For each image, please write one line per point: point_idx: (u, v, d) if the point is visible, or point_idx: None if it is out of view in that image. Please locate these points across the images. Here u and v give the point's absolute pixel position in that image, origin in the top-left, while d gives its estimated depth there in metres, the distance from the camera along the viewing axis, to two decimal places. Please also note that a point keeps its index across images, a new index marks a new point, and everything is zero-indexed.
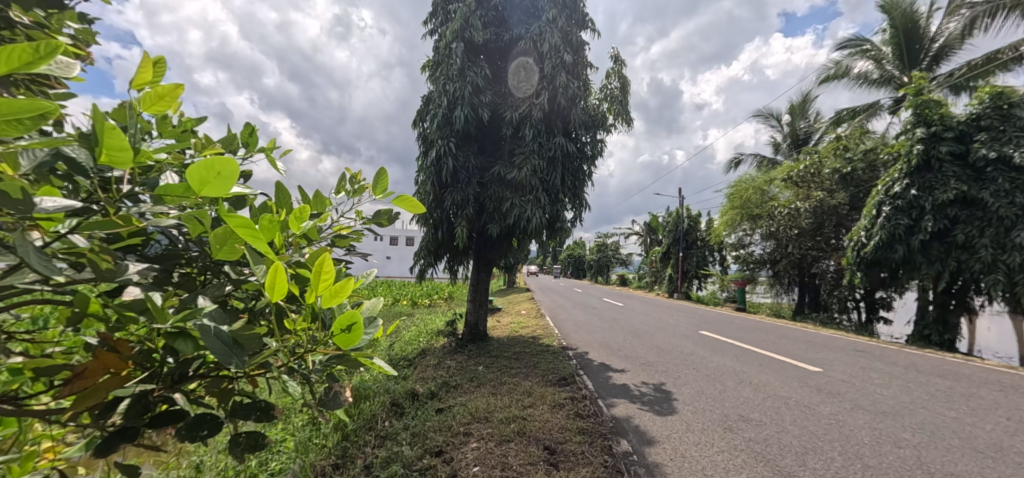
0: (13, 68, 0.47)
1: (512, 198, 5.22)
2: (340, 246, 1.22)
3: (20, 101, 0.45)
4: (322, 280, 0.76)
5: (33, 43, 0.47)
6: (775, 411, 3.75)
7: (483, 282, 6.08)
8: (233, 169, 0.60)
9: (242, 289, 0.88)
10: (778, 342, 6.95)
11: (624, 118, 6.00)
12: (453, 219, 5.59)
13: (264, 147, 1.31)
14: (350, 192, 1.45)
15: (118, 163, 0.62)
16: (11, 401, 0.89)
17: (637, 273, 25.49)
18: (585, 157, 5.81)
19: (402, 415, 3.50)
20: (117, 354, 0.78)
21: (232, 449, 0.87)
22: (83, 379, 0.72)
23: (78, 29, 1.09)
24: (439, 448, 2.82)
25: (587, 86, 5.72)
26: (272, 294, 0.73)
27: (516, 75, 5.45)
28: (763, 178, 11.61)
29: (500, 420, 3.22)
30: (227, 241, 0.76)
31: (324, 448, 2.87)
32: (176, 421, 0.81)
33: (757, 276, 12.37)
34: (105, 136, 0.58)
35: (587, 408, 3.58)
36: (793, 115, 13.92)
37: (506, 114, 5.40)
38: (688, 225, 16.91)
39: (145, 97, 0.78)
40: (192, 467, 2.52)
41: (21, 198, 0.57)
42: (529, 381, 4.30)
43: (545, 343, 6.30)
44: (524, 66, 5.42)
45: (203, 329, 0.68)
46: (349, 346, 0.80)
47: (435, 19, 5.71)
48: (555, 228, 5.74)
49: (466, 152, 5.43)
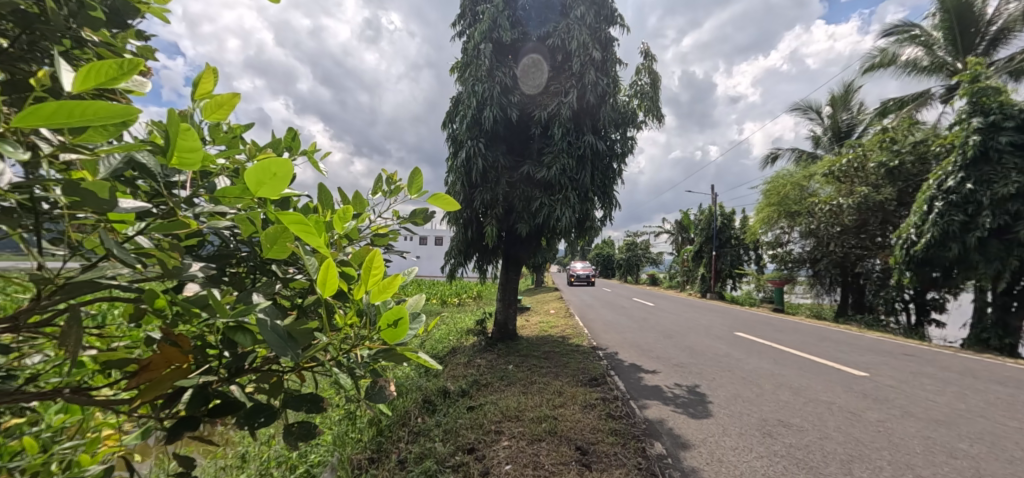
0: (99, 82, 0.56)
1: (542, 198, 5.26)
2: (379, 245, 1.26)
3: (115, 104, 0.49)
4: (372, 275, 0.79)
5: (115, 60, 0.55)
6: (817, 416, 3.61)
7: (512, 281, 6.12)
8: (287, 169, 0.65)
9: (290, 287, 0.92)
10: (820, 344, 6.65)
11: (655, 114, 5.90)
12: (482, 218, 5.67)
13: (306, 151, 1.36)
14: (387, 192, 1.49)
15: (188, 165, 0.65)
16: (76, 391, 0.96)
17: (668, 272, 24.96)
18: (615, 154, 5.74)
19: (435, 411, 3.56)
20: (179, 348, 0.83)
21: (286, 438, 0.91)
22: (148, 371, 0.79)
23: (139, 46, 1.16)
24: (472, 445, 2.87)
25: (617, 82, 5.66)
26: (323, 290, 0.75)
27: (536, 70, 5.48)
28: (803, 174, 11.14)
29: (532, 419, 3.24)
30: (278, 239, 0.80)
31: (361, 441, 2.97)
32: (232, 412, 0.84)
33: (795, 276, 11.88)
34: (179, 138, 0.62)
35: (619, 409, 3.55)
36: (834, 106, 13.32)
37: (535, 113, 5.40)
38: (721, 223, 16.46)
39: (206, 105, 0.83)
40: (239, 457, 2.73)
41: (107, 200, 0.61)
42: (560, 381, 4.30)
43: (574, 343, 6.28)
44: (539, 62, 5.47)
45: (261, 323, 0.71)
46: (396, 341, 0.82)
47: (464, 21, 5.77)
48: (585, 227, 5.74)
49: (496, 152, 5.45)
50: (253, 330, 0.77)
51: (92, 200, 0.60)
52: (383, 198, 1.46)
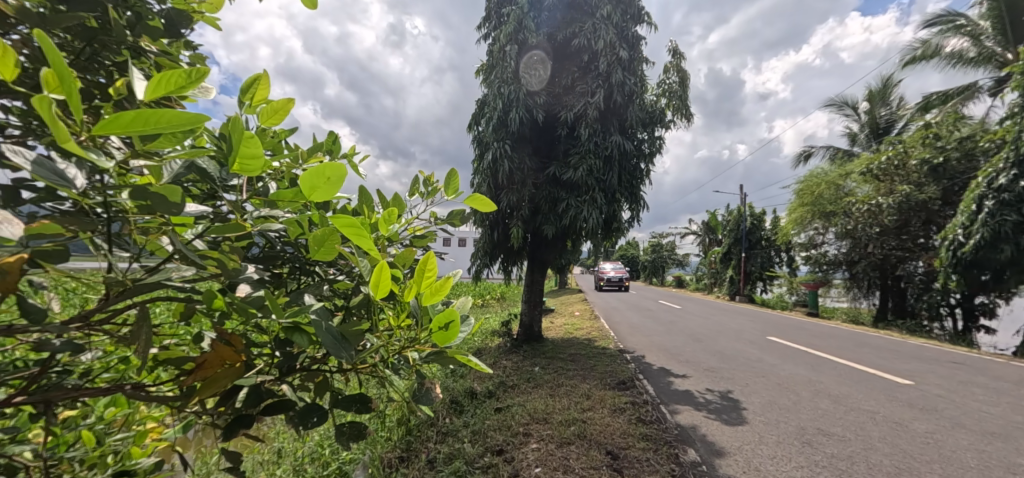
0: (170, 90, 0.59)
1: (569, 199, 5.23)
2: (419, 246, 1.26)
3: (187, 113, 0.51)
4: (425, 278, 0.80)
5: (185, 70, 0.57)
6: (860, 425, 3.44)
7: (538, 283, 6.10)
8: (342, 173, 0.66)
9: (336, 288, 0.93)
10: (860, 350, 6.36)
11: (683, 113, 5.78)
12: (508, 220, 5.66)
13: (346, 154, 1.38)
14: (424, 194, 1.50)
15: (249, 171, 0.67)
16: (133, 387, 0.99)
17: (694, 274, 24.41)
18: (643, 155, 5.65)
19: (462, 412, 3.56)
20: (232, 347, 0.85)
21: (338, 437, 0.92)
22: (204, 369, 0.81)
23: (191, 54, 1.21)
24: (500, 447, 2.86)
25: (644, 82, 5.58)
26: (376, 293, 0.76)
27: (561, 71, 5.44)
28: (838, 172, 10.69)
29: (560, 422, 3.21)
30: (325, 242, 0.80)
31: (390, 440, 3.01)
32: (286, 411, 0.85)
33: (831, 278, 11.41)
34: (243, 146, 0.64)
35: (649, 414, 3.48)
36: (872, 102, 12.73)
37: (561, 114, 5.36)
38: (751, 224, 15.98)
39: (263, 112, 0.86)
40: (274, 452, 2.82)
41: (177, 203, 0.64)
42: (587, 384, 4.25)
43: (600, 346, 6.20)
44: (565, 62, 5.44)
45: (316, 324, 0.72)
46: (446, 344, 0.81)
47: (489, 24, 5.79)
48: (612, 228, 5.68)
49: (522, 153, 5.44)
50: (309, 331, 0.78)
51: (162, 204, 0.62)
52: (421, 200, 1.46)
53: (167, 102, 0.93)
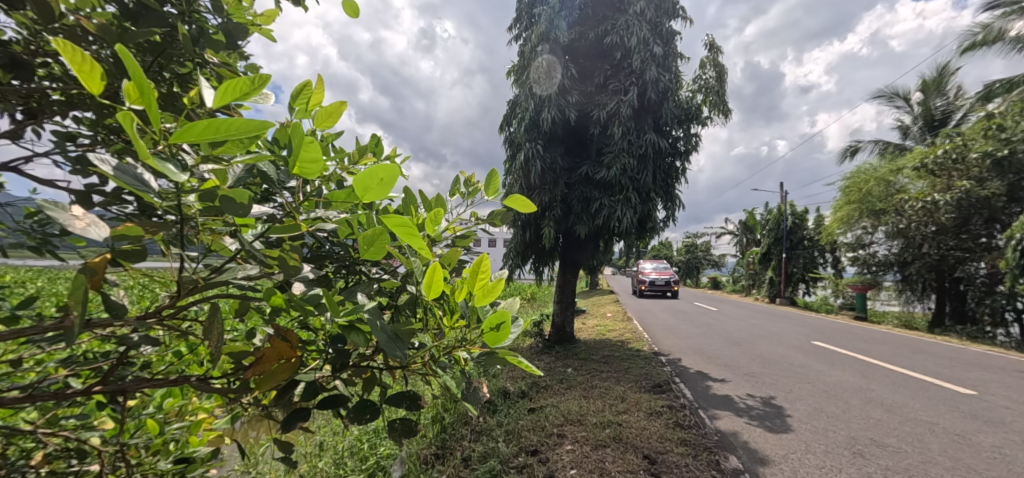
0: (236, 96, 0.62)
1: (602, 199, 5.17)
2: (461, 246, 1.27)
3: (254, 121, 0.54)
4: (478, 279, 0.81)
5: (250, 77, 0.60)
6: (918, 437, 3.23)
7: (571, 283, 6.05)
8: (394, 175, 0.67)
9: (385, 288, 0.94)
10: (915, 357, 5.97)
11: (721, 109, 5.60)
12: (541, 220, 5.64)
13: (390, 156, 1.40)
14: (465, 194, 1.52)
15: (308, 174, 0.70)
16: (196, 379, 1.05)
17: (731, 276, 23.63)
18: (678, 152, 5.52)
19: (496, 412, 3.57)
20: (289, 343, 0.88)
21: (390, 434, 0.94)
22: (262, 363, 0.84)
23: (247, 64, 1.27)
24: (535, 447, 2.85)
25: (679, 78, 5.45)
26: (429, 294, 0.77)
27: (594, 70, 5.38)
28: (889, 168, 10.08)
29: (594, 424, 3.17)
30: (375, 241, 0.81)
31: (425, 438, 3.06)
32: (341, 406, 0.88)
33: (881, 280, 10.79)
34: (303, 150, 0.66)
35: (687, 418, 3.38)
36: (926, 92, 11.94)
37: (593, 113, 5.29)
38: (793, 223, 15.31)
39: (317, 116, 0.90)
40: (315, 445, 2.93)
41: (244, 205, 0.67)
42: (622, 386, 4.18)
43: (634, 348, 6.09)
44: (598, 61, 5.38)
45: (372, 323, 0.74)
46: (497, 344, 0.82)
47: (520, 24, 5.79)
48: (646, 228, 5.57)
49: (554, 153, 5.42)
50: (364, 329, 0.80)
51: (231, 206, 0.66)
52: (462, 200, 1.48)
53: (228, 111, 0.98)
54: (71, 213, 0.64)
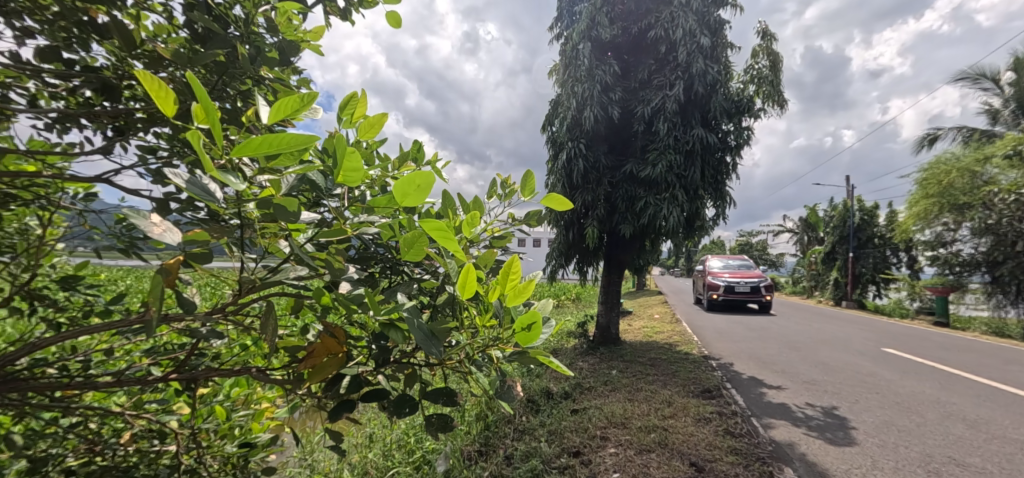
0: (288, 114, 0.68)
1: (647, 197, 5.06)
2: (498, 247, 1.30)
3: (301, 135, 0.59)
4: (510, 280, 0.84)
5: (300, 95, 0.66)
6: (1006, 458, 2.94)
7: (615, 284, 5.97)
8: (429, 181, 0.71)
9: (425, 289, 0.99)
10: (1005, 367, 5.39)
11: (775, 99, 5.32)
12: (584, 220, 5.59)
13: (430, 161, 1.46)
14: (502, 196, 1.55)
15: (351, 182, 0.75)
16: (256, 370, 1.15)
17: (790, 276, 22.30)
18: (728, 147, 5.31)
19: (539, 411, 3.59)
20: (336, 339, 0.95)
21: (427, 428, 0.99)
22: (313, 357, 0.91)
23: (300, 79, 1.36)
24: (577, 449, 2.85)
25: (729, 69, 5.23)
26: (463, 294, 0.81)
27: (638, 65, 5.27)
28: (974, 157, 9.14)
29: (639, 428, 3.12)
30: (415, 243, 0.86)
31: (469, 434, 3.13)
32: (382, 399, 0.94)
33: (965, 282, 9.81)
34: (346, 160, 0.71)
35: (739, 426, 3.25)
36: (1020, 72, 10.70)
37: (637, 110, 5.19)
38: (860, 220, 14.23)
39: (361, 126, 0.97)
40: (366, 436, 3.08)
41: (295, 212, 0.73)
42: (668, 390, 4.07)
43: (682, 351, 5.92)
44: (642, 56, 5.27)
45: (410, 322, 0.78)
46: (529, 344, 0.83)
47: (561, 23, 5.77)
48: (694, 227, 5.40)
49: (597, 152, 5.36)
50: (403, 327, 0.85)
51: (283, 213, 0.72)
52: (499, 201, 1.51)
53: (283, 123, 1.07)
54: (151, 220, 0.72)
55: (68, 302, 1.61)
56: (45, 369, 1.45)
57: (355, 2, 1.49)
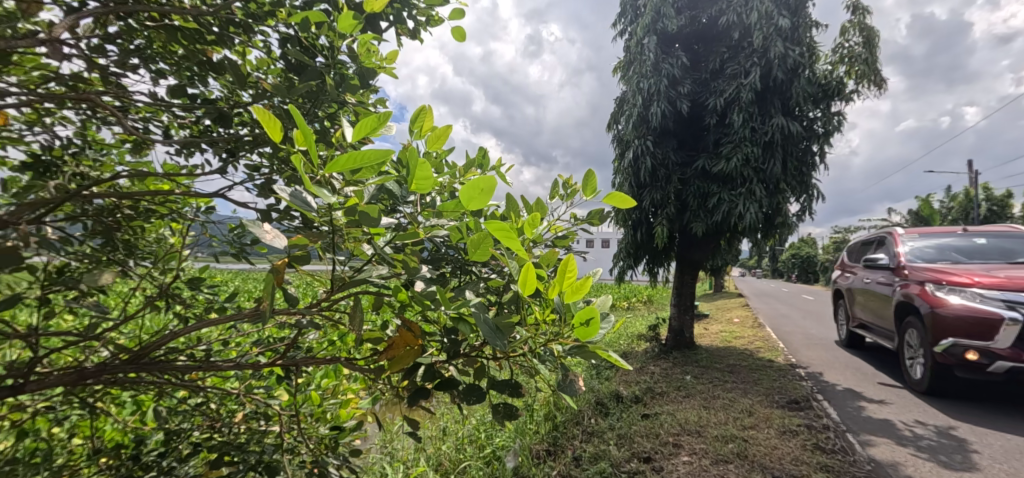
0: (368, 132, 0.78)
1: (721, 193, 4.82)
2: (561, 246, 1.34)
3: (379, 151, 0.68)
4: (566, 278, 0.88)
5: (377, 114, 0.75)
6: None
7: (687, 286, 5.73)
8: (492, 185, 0.78)
9: (492, 287, 1.05)
10: None
11: (870, 80, 4.82)
12: (653, 219, 5.43)
13: (494, 165, 1.54)
14: (564, 196, 1.59)
15: (423, 190, 0.83)
16: (345, 361, 1.29)
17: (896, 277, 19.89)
18: (813, 136, 4.91)
19: (608, 414, 3.55)
20: (412, 333, 1.04)
21: (495, 417, 1.05)
22: (393, 349, 1.01)
23: (378, 98, 1.51)
24: (648, 454, 2.80)
25: (813, 50, 4.84)
26: (524, 291, 0.86)
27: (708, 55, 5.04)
28: None
29: (715, 437, 2.99)
30: (480, 244, 0.92)
31: (538, 433, 3.18)
32: (453, 388, 1.02)
33: None
34: (417, 170, 0.80)
35: (830, 442, 3.00)
36: None
37: (708, 102, 4.96)
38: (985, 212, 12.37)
39: (430, 138, 1.06)
40: (440, 429, 3.24)
41: (375, 218, 0.83)
42: (748, 399, 3.84)
43: (764, 358, 5.54)
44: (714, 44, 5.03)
45: (476, 316, 0.85)
46: (588, 339, 0.87)
47: (625, 19, 5.66)
48: (775, 223, 5.05)
49: (665, 148, 5.19)
50: (470, 321, 0.92)
51: (367, 219, 0.82)
52: (561, 202, 1.55)
53: (364, 140, 1.19)
54: (263, 228, 0.85)
55: (194, 300, 1.89)
56: (177, 355, 1.72)
57: (424, 22, 1.61)
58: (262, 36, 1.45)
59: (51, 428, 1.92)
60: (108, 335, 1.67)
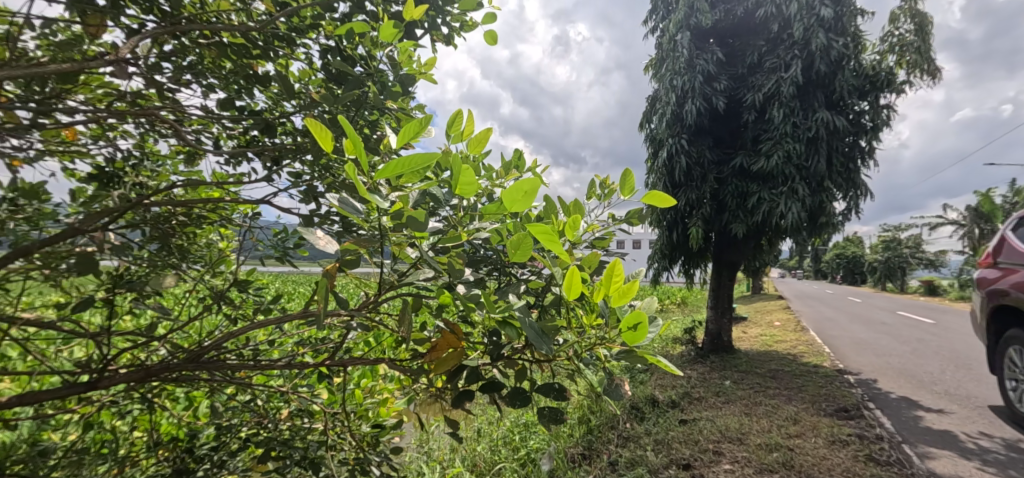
0: (413, 137, 0.79)
1: (761, 192, 4.65)
2: (601, 247, 1.33)
3: (427, 157, 0.69)
4: (613, 282, 0.87)
5: (421, 119, 0.77)
6: None
7: (725, 287, 5.56)
8: (535, 187, 0.77)
9: (533, 290, 1.05)
10: None
11: (923, 69, 4.55)
12: (688, 220, 5.29)
13: (530, 167, 1.53)
14: (601, 197, 1.57)
15: (467, 193, 0.84)
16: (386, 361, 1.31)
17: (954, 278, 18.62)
18: (861, 130, 4.67)
19: (644, 419, 3.48)
20: (455, 335, 1.05)
21: (541, 420, 1.05)
22: (437, 351, 1.02)
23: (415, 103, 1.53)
24: (687, 461, 2.72)
25: (859, 40, 4.60)
26: (570, 294, 0.85)
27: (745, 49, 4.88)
28: None
29: (758, 446, 2.88)
30: (521, 246, 0.91)
31: (572, 436, 3.15)
32: (496, 391, 1.02)
33: None
34: (461, 175, 0.80)
35: (885, 453, 2.83)
36: None
37: (746, 98, 4.80)
38: None
39: (470, 142, 1.07)
40: (475, 430, 3.27)
41: (421, 223, 0.84)
42: (792, 406, 3.68)
43: (809, 363, 5.30)
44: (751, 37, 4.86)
45: (522, 320, 0.85)
46: (636, 343, 0.85)
47: (656, 15, 5.55)
48: (820, 222, 4.83)
49: (700, 147, 5.05)
50: (516, 324, 0.92)
51: (414, 224, 0.83)
52: (598, 202, 1.54)
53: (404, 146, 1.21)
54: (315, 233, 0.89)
55: (242, 302, 1.98)
56: (227, 355, 1.80)
57: (457, 28, 1.63)
58: (303, 48, 1.51)
59: (114, 422, 2.04)
60: (166, 335, 1.77)
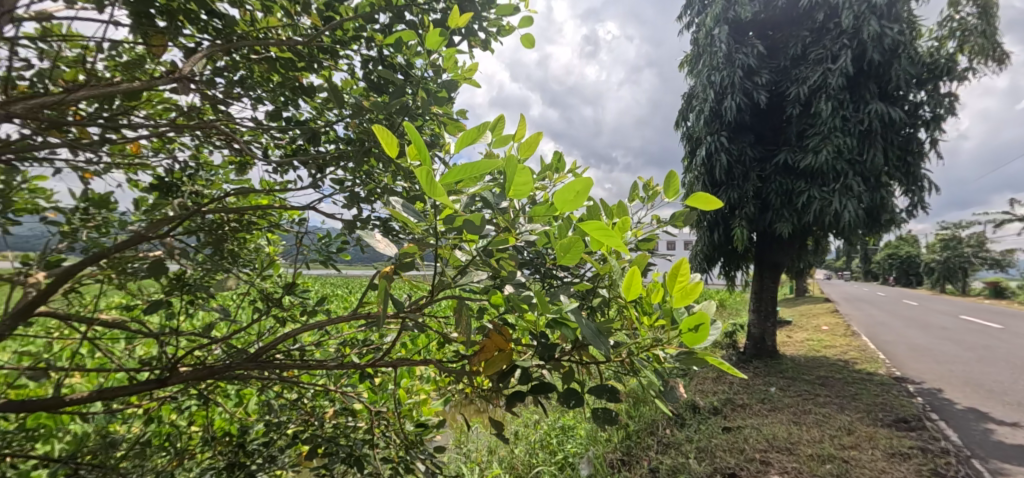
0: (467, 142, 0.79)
1: (808, 190, 4.44)
2: (647, 249, 1.30)
3: (486, 161, 0.69)
4: (677, 280, 0.85)
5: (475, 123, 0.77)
6: None
7: (770, 290, 5.34)
8: (588, 185, 0.76)
9: (580, 292, 1.03)
10: None
11: (989, 55, 4.22)
12: (729, 220, 5.11)
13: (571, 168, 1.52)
14: (645, 198, 1.54)
15: (520, 194, 0.83)
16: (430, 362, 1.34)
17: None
18: (918, 121, 4.39)
19: (684, 426, 3.38)
20: (502, 337, 1.05)
21: (593, 422, 1.03)
22: (485, 352, 1.03)
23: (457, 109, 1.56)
24: (732, 471, 2.63)
25: (915, 26, 4.32)
26: (629, 295, 0.84)
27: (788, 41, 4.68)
28: None
29: (809, 457, 2.74)
30: (570, 248, 0.89)
31: (610, 441, 3.10)
32: (545, 393, 1.01)
33: None
34: (515, 176, 0.80)
35: (952, 469, 2.63)
36: None
37: (790, 92, 4.60)
38: None
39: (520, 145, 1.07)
40: (512, 433, 3.27)
41: (478, 227, 0.84)
42: (846, 415, 3.48)
43: (863, 370, 5.01)
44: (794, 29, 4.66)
45: (580, 321, 0.84)
46: (697, 345, 0.83)
47: (692, 11, 5.40)
48: (874, 220, 4.56)
49: (741, 144, 4.88)
50: (571, 325, 0.90)
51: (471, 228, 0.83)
52: (642, 203, 1.51)
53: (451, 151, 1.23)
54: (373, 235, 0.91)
55: (289, 305, 2.06)
56: (277, 355, 1.88)
57: (494, 33, 1.64)
58: (345, 59, 1.56)
59: (173, 416, 2.17)
60: (221, 336, 1.86)
